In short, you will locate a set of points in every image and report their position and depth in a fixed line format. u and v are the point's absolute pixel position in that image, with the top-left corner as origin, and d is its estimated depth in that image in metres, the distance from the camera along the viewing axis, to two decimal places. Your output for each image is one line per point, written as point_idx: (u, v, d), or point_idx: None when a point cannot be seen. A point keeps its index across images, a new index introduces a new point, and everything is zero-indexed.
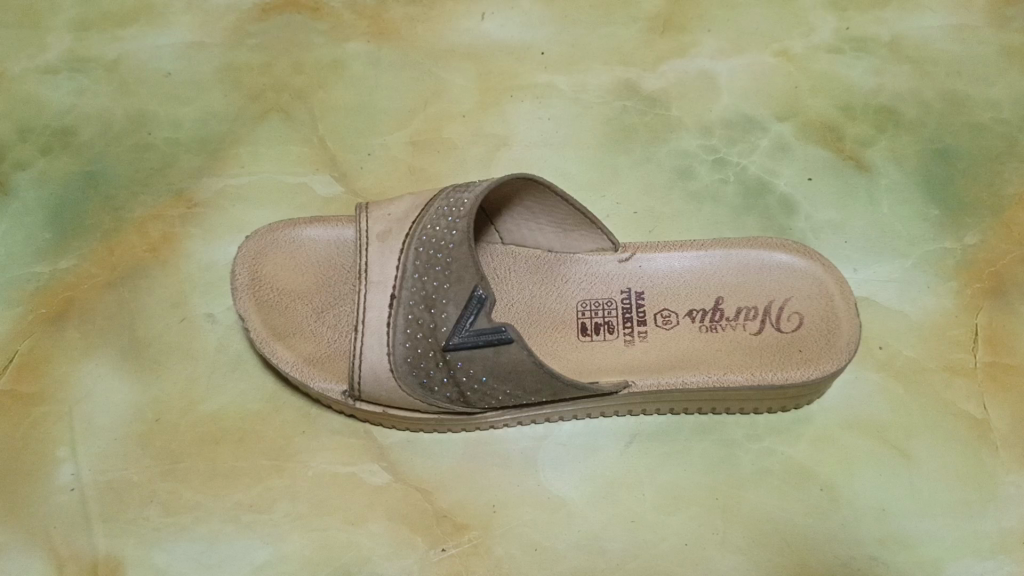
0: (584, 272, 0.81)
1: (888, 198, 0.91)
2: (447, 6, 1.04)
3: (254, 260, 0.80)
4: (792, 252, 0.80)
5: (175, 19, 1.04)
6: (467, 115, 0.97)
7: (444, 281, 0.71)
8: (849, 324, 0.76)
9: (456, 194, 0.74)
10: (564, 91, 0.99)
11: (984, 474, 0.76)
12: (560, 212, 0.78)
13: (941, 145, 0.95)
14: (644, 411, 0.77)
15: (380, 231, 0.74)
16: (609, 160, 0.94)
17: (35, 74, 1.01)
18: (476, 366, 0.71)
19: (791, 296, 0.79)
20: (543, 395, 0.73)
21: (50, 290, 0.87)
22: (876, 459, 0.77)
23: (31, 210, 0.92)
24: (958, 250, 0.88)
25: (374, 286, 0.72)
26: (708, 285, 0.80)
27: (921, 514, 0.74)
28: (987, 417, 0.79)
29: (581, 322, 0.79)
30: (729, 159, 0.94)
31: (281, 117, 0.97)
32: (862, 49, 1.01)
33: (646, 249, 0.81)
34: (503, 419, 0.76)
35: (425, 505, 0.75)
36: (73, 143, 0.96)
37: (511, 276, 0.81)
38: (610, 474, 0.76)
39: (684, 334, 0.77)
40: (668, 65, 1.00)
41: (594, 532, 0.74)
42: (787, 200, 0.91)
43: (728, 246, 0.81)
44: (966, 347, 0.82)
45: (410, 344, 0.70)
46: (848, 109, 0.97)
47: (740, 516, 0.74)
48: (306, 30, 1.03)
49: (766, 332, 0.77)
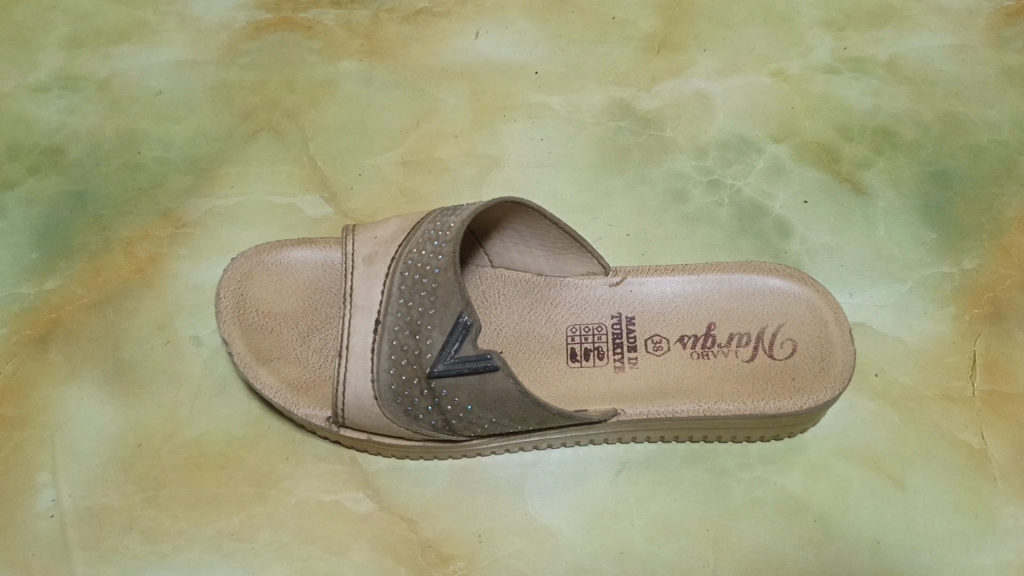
0: (575, 296, 0.80)
1: (885, 221, 0.90)
2: (441, 26, 1.04)
3: (240, 283, 0.80)
4: (787, 277, 0.79)
5: (168, 37, 1.04)
6: (460, 135, 0.96)
7: (429, 306, 0.70)
8: (843, 352, 0.75)
9: (443, 217, 0.73)
10: (558, 111, 0.98)
11: (981, 506, 0.74)
12: (549, 235, 0.77)
13: (940, 168, 0.93)
14: (635, 438, 0.76)
15: (366, 254, 0.73)
16: (602, 181, 0.93)
17: (25, 91, 1.01)
18: (461, 394, 0.69)
19: (785, 323, 0.77)
20: (529, 424, 0.71)
21: (35, 311, 0.86)
22: (871, 489, 0.75)
23: (18, 230, 0.91)
24: (956, 275, 0.86)
25: (359, 311, 0.70)
26: (701, 310, 0.79)
27: (916, 547, 0.73)
28: (985, 447, 0.77)
29: (570, 347, 0.78)
30: (724, 181, 0.93)
31: (273, 136, 0.97)
32: (860, 69, 1.00)
33: (637, 273, 0.80)
34: (490, 447, 0.74)
35: (410, 535, 0.74)
36: (62, 162, 0.96)
37: (500, 299, 0.80)
38: (600, 503, 0.75)
39: (674, 361, 0.76)
40: (663, 85, 0.99)
41: (581, 564, 0.72)
42: (782, 223, 0.90)
43: (721, 270, 0.80)
44: (963, 375, 0.81)
45: (394, 370, 0.69)
46: (845, 130, 0.96)
47: (731, 548, 0.73)
48: (299, 49, 1.02)
49: (759, 359, 0.75)
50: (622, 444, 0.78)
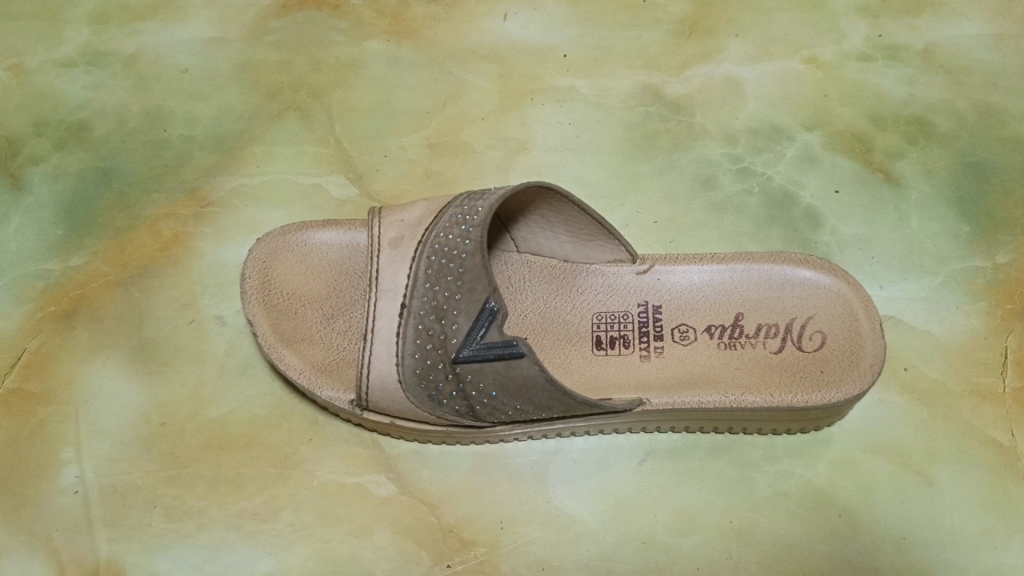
0: (600, 283, 0.79)
1: (917, 212, 0.88)
2: (470, 6, 1.03)
3: (265, 263, 0.79)
4: (817, 268, 0.78)
5: (194, 13, 1.03)
6: (487, 118, 0.95)
7: (455, 291, 0.69)
8: (873, 345, 0.73)
9: (471, 201, 0.72)
10: (586, 95, 0.97)
11: (1010, 504, 0.73)
12: (577, 221, 0.76)
13: (975, 159, 0.92)
14: (659, 428, 0.75)
15: (393, 237, 0.73)
16: (630, 167, 0.92)
17: (51, 66, 1.00)
18: (486, 380, 0.69)
19: (814, 314, 0.76)
20: (554, 412, 0.71)
21: (60, 288, 0.86)
22: (897, 484, 0.74)
23: (44, 206, 0.91)
24: (989, 269, 0.85)
25: (384, 294, 0.70)
26: (729, 300, 0.78)
27: (943, 544, 0.72)
28: (1015, 444, 0.76)
29: (596, 334, 0.77)
30: (754, 169, 0.92)
31: (299, 116, 0.96)
32: (895, 57, 0.98)
33: (665, 262, 0.79)
34: (514, 433, 0.74)
35: (431, 519, 0.74)
36: (87, 139, 0.95)
37: (525, 285, 0.80)
38: (623, 492, 0.74)
39: (701, 350, 0.75)
40: (693, 70, 0.98)
41: (604, 553, 0.72)
42: (812, 212, 0.88)
43: (750, 260, 0.79)
44: (994, 371, 0.80)
45: (419, 355, 0.69)
46: (878, 119, 0.94)
47: (755, 541, 0.72)
48: (326, 28, 1.02)
49: (787, 351, 0.74)
50: (646, 433, 0.77)
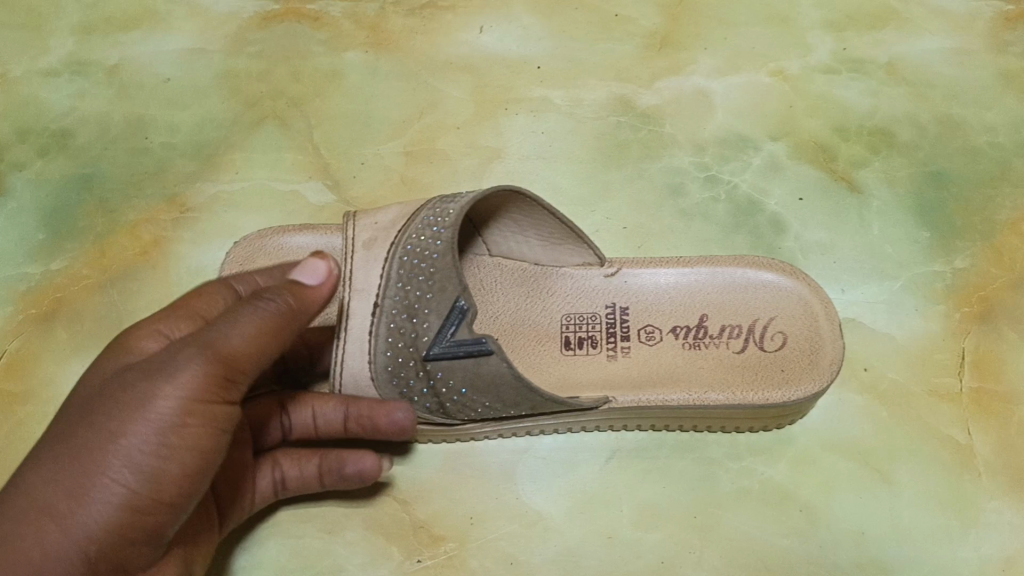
0: (569, 286, 0.82)
1: (879, 219, 0.91)
2: (447, 19, 1.06)
3: (241, 265, 0.82)
4: (778, 271, 0.80)
5: (176, 24, 1.06)
6: (463, 127, 0.98)
7: (426, 290, 0.71)
8: (833, 346, 0.75)
9: (443, 204, 0.74)
10: (560, 105, 0.99)
11: (965, 500, 0.75)
12: (547, 225, 0.78)
13: (935, 168, 0.95)
14: (625, 427, 0.77)
15: (366, 240, 0.74)
16: (600, 175, 0.94)
17: (36, 76, 1.03)
18: (456, 377, 0.70)
19: (776, 316, 0.78)
20: (522, 409, 0.72)
21: (40, 290, 0.88)
22: (855, 480, 0.77)
23: (26, 211, 0.93)
24: (948, 274, 0.88)
25: (358, 294, 0.71)
26: (694, 301, 0.80)
27: (899, 539, 0.74)
28: (971, 442, 0.78)
29: (565, 335, 0.79)
30: (721, 177, 0.94)
31: (278, 124, 0.98)
32: (859, 70, 1.01)
33: (632, 265, 0.81)
34: (486, 431, 0.75)
35: (401, 515, 0.75)
36: (70, 145, 0.97)
37: (496, 288, 0.82)
38: (589, 489, 0.76)
39: (666, 350, 0.77)
40: (664, 82, 1.00)
41: (570, 548, 0.74)
42: (777, 219, 0.91)
43: (714, 264, 0.81)
44: (952, 371, 0.82)
45: (390, 352, 0.70)
46: (842, 129, 0.97)
47: (718, 536, 0.74)
48: (306, 39, 1.04)
49: (749, 351, 0.77)
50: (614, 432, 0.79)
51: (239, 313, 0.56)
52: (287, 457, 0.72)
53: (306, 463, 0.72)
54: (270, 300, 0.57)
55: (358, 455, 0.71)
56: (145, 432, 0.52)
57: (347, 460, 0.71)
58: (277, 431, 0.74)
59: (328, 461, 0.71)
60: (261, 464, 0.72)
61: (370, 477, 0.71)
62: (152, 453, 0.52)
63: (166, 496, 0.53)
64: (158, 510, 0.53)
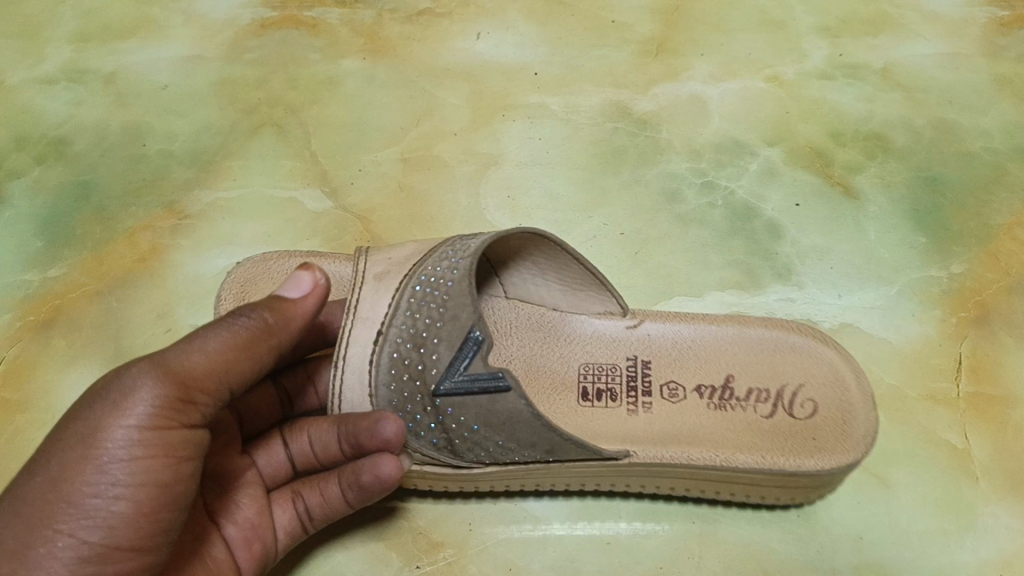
0: (588, 333, 0.80)
1: (875, 224, 0.91)
2: (444, 27, 1.07)
3: (242, 286, 0.80)
4: (810, 337, 0.79)
5: (174, 33, 1.06)
6: (460, 133, 0.98)
7: (436, 319, 0.68)
8: (865, 415, 0.73)
9: (464, 241, 0.73)
10: (556, 111, 1.00)
11: (963, 505, 0.76)
12: (570, 271, 0.77)
13: (930, 173, 0.95)
14: (644, 488, 0.74)
15: (379, 272, 0.72)
16: (597, 181, 0.94)
17: (34, 84, 1.03)
18: (468, 413, 0.67)
19: (805, 382, 0.76)
20: (538, 452, 0.69)
21: (38, 298, 0.88)
22: (854, 485, 0.77)
23: (23, 219, 0.93)
24: (944, 279, 0.88)
25: (362, 321, 0.68)
26: (719, 361, 0.78)
27: (897, 543, 0.74)
28: (968, 447, 0.79)
29: (582, 386, 0.78)
30: (718, 183, 0.94)
31: (275, 131, 0.98)
32: (854, 75, 1.02)
33: (655, 318, 0.80)
34: (494, 478, 0.71)
35: (403, 523, 0.75)
36: (67, 153, 0.98)
37: (513, 331, 0.80)
38: (588, 495, 0.77)
39: (689, 408, 0.75)
40: (660, 88, 1.01)
41: (569, 553, 0.74)
42: (773, 224, 0.91)
43: (742, 324, 0.80)
44: (949, 376, 0.82)
45: (394, 386, 0.67)
46: (837, 134, 0.98)
47: (716, 541, 0.74)
48: (304, 47, 1.05)
49: (778, 417, 0.74)
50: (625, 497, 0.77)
51: (212, 327, 0.56)
52: (306, 485, 0.69)
53: (326, 485, 0.68)
54: (246, 315, 0.58)
55: (370, 460, 0.65)
56: (101, 465, 0.51)
57: (362, 467, 0.66)
58: (290, 464, 0.71)
59: (346, 475, 0.67)
60: (283, 503, 0.69)
61: (393, 481, 0.65)
62: (114, 489, 0.51)
63: (125, 540, 0.51)
64: (122, 556, 0.52)
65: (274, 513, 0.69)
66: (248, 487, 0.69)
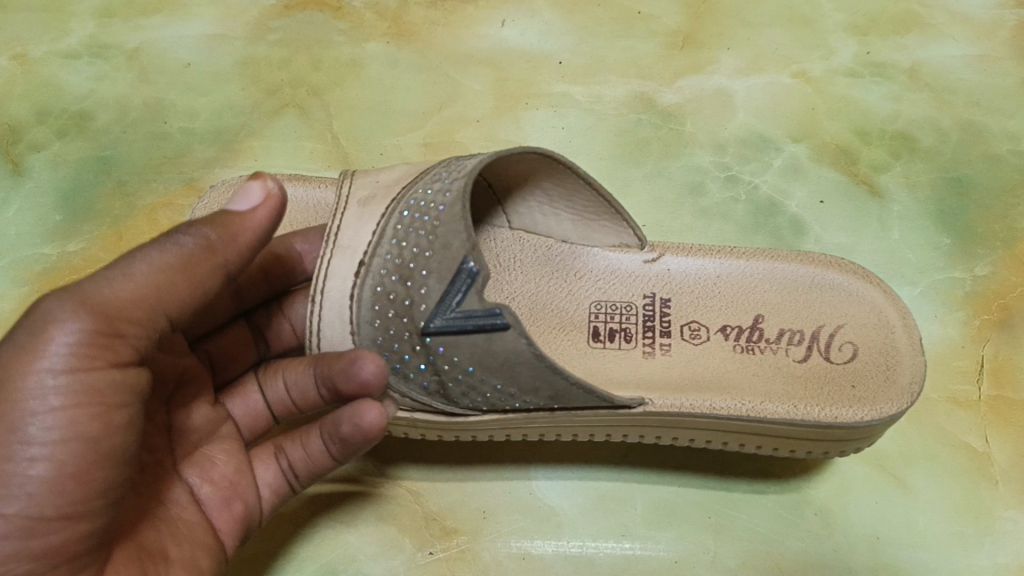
0: (601, 269, 0.80)
1: (899, 223, 0.91)
2: (469, 12, 1.06)
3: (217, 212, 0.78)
4: (847, 272, 0.78)
5: (198, 11, 1.06)
6: (482, 119, 0.97)
7: (425, 248, 0.65)
8: (910, 366, 0.72)
9: (459, 162, 0.70)
10: (579, 101, 0.99)
11: (982, 509, 0.75)
12: (582, 198, 0.76)
13: (956, 174, 0.94)
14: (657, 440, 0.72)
15: (363, 197, 0.69)
16: (620, 172, 0.94)
17: (56, 58, 1.02)
18: (462, 354, 0.64)
19: (844, 323, 0.76)
20: (540, 399, 0.66)
21: (56, 272, 0.88)
22: (873, 484, 0.76)
23: (43, 192, 0.93)
24: (968, 281, 0.87)
25: (342, 252, 0.66)
26: (749, 300, 0.78)
27: (915, 545, 0.73)
28: (988, 450, 0.78)
29: (593, 326, 0.77)
30: (741, 178, 0.94)
31: (297, 112, 0.98)
32: (881, 74, 1.01)
33: (674, 252, 0.80)
34: (490, 427, 0.70)
35: (416, 507, 0.75)
36: (89, 128, 0.97)
37: (517, 265, 0.80)
38: (604, 486, 0.76)
39: (715, 350, 0.75)
40: (685, 81, 1.00)
41: (583, 544, 0.73)
42: (797, 221, 0.91)
43: (775, 258, 0.79)
44: (970, 379, 0.81)
45: (379, 321, 0.65)
46: (863, 133, 0.97)
47: (732, 536, 0.74)
48: (329, 29, 1.04)
49: (813, 359, 0.73)
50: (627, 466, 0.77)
51: (144, 252, 0.53)
52: (287, 440, 0.66)
53: (308, 441, 0.65)
54: (184, 237, 0.54)
55: (350, 411, 0.61)
56: (16, 423, 0.47)
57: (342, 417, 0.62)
58: (266, 410, 0.70)
59: (326, 428, 0.63)
60: (264, 460, 0.67)
61: (376, 432, 0.61)
62: (32, 449, 0.47)
63: (51, 507, 0.47)
64: (50, 526, 0.48)
65: (257, 470, 0.66)
66: (223, 443, 0.66)
